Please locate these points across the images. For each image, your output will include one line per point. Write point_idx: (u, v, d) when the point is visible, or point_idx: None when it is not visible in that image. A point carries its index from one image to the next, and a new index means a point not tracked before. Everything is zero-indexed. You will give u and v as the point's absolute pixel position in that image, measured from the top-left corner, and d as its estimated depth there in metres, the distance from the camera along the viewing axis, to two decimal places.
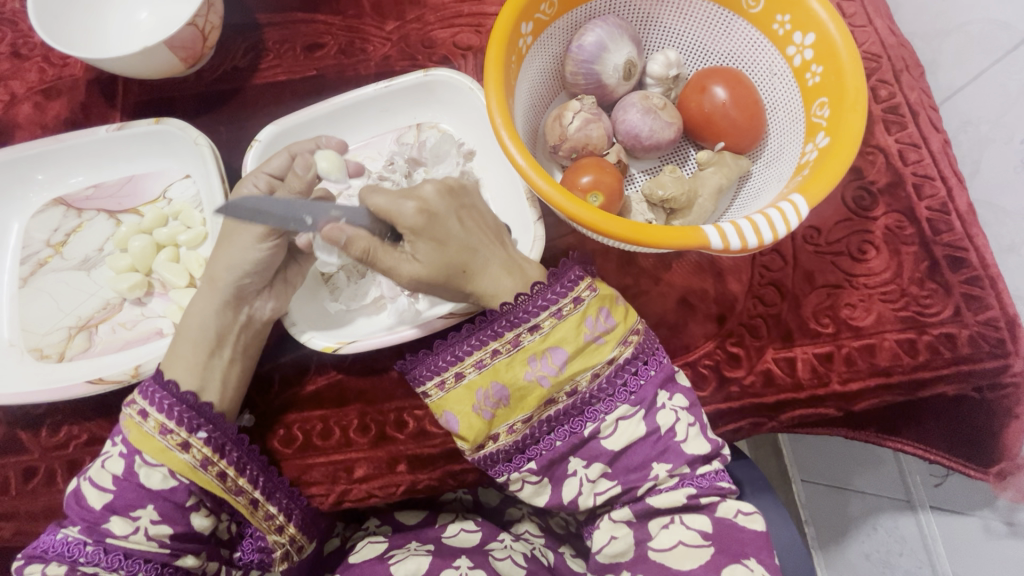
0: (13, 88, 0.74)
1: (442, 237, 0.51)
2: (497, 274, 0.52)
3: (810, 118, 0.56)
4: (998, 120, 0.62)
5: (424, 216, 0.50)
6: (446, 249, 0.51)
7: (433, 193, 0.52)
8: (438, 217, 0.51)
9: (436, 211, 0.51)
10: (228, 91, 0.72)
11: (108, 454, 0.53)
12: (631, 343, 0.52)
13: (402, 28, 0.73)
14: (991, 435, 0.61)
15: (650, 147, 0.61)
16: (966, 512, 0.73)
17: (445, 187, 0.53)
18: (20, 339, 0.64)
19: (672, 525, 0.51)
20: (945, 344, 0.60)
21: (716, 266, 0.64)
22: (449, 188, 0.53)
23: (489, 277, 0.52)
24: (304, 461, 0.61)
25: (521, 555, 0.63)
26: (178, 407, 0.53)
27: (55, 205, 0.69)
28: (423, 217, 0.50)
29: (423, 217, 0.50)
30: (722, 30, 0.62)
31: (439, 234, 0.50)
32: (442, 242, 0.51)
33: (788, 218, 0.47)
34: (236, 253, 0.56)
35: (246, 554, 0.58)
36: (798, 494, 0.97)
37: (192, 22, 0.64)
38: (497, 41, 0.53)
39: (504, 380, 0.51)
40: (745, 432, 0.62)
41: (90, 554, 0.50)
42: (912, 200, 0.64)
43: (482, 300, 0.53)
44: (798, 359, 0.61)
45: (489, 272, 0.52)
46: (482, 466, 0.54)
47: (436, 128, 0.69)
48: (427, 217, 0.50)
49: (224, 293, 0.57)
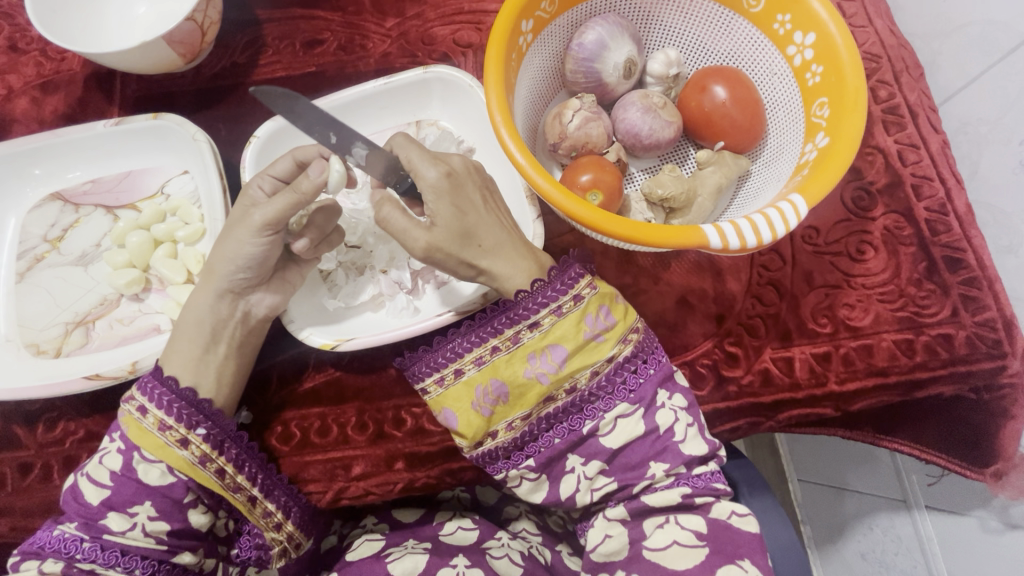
0: (10, 82, 0.73)
1: (465, 207, 0.51)
2: (512, 255, 0.52)
3: (809, 118, 0.56)
4: (997, 122, 0.62)
5: (450, 183, 0.50)
6: (465, 218, 0.51)
7: (460, 165, 0.53)
8: (462, 186, 0.51)
9: (463, 181, 0.51)
10: (226, 87, 0.72)
11: (106, 450, 0.53)
12: (631, 341, 0.52)
13: (402, 25, 0.73)
14: (988, 434, 0.61)
15: (649, 146, 0.61)
16: (962, 512, 0.73)
17: (472, 166, 0.53)
18: (17, 335, 0.64)
19: (667, 525, 0.51)
20: (942, 344, 0.60)
21: (714, 265, 0.64)
22: (476, 166, 0.54)
23: (503, 257, 0.52)
24: (302, 458, 0.61)
25: (518, 553, 0.63)
26: (177, 403, 0.53)
27: (52, 201, 0.69)
28: (448, 183, 0.50)
29: (448, 182, 0.50)
30: (722, 29, 0.62)
31: (461, 203, 0.51)
32: (464, 212, 0.50)
33: (788, 218, 0.47)
34: (230, 246, 0.55)
35: (243, 551, 0.57)
36: (795, 493, 0.99)
37: (191, 17, 0.63)
38: (498, 38, 0.53)
39: (504, 378, 0.51)
40: (743, 432, 0.63)
41: (86, 550, 0.50)
42: (910, 200, 0.64)
43: (494, 278, 0.53)
44: (796, 359, 0.61)
45: (505, 252, 0.52)
46: (480, 463, 0.54)
47: (436, 126, 0.69)
48: (452, 185, 0.50)
49: (218, 287, 0.56)
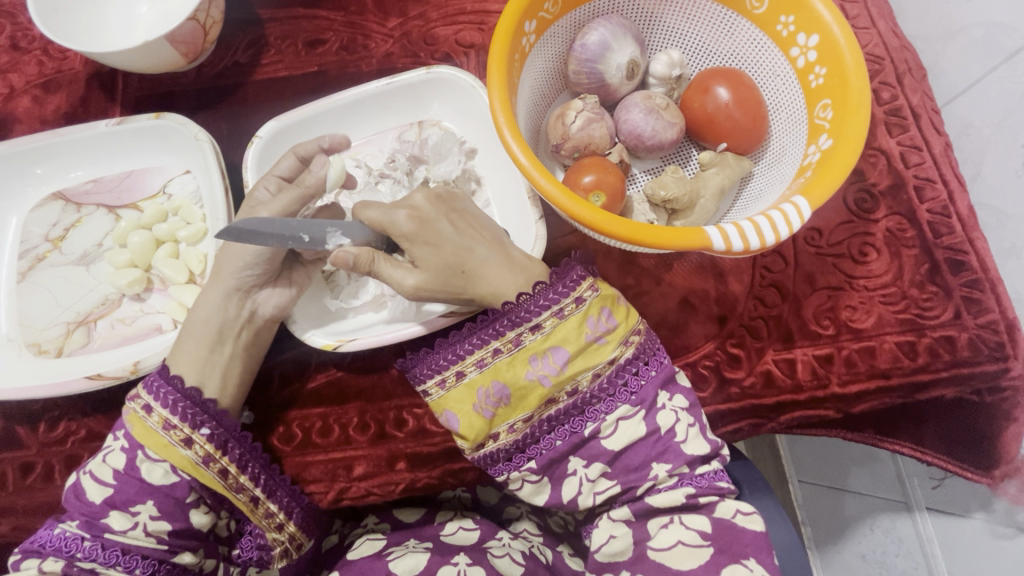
0: (11, 81, 0.73)
1: (437, 241, 0.52)
2: (497, 272, 0.53)
3: (813, 120, 0.56)
4: (1000, 124, 0.62)
5: (416, 224, 0.52)
6: (440, 252, 0.52)
7: (423, 200, 0.54)
8: (429, 222, 0.53)
9: (429, 216, 0.53)
10: (228, 86, 0.72)
11: (110, 448, 0.53)
12: (632, 343, 0.53)
13: (405, 25, 0.73)
14: (989, 436, 0.61)
15: (652, 146, 0.61)
16: (962, 513, 0.73)
17: (436, 197, 0.55)
18: (18, 334, 0.64)
19: (672, 525, 0.51)
20: (944, 346, 0.60)
21: (717, 266, 0.64)
22: (441, 196, 0.55)
23: (491, 277, 0.53)
24: (304, 457, 0.61)
25: (520, 553, 0.63)
26: (182, 403, 0.53)
27: (54, 200, 0.69)
28: (413, 225, 0.52)
29: (414, 224, 0.52)
30: (725, 30, 0.62)
31: (431, 238, 0.52)
32: (437, 245, 0.52)
33: (790, 220, 0.47)
34: (238, 244, 0.57)
35: (245, 552, 0.57)
36: (795, 494, 0.99)
37: (193, 17, 0.63)
38: (500, 39, 0.53)
39: (506, 380, 0.51)
40: (746, 433, 0.63)
41: (87, 549, 0.50)
42: (913, 202, 0.64)
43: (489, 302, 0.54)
44: (798, 360, 0.61)
45: (491, 271, 0.53)
46: (482, 464, 0.53)
47: (438, 127, 0.69)
48: (419, 224, 0.52)
49: (227, 287, 0.58)
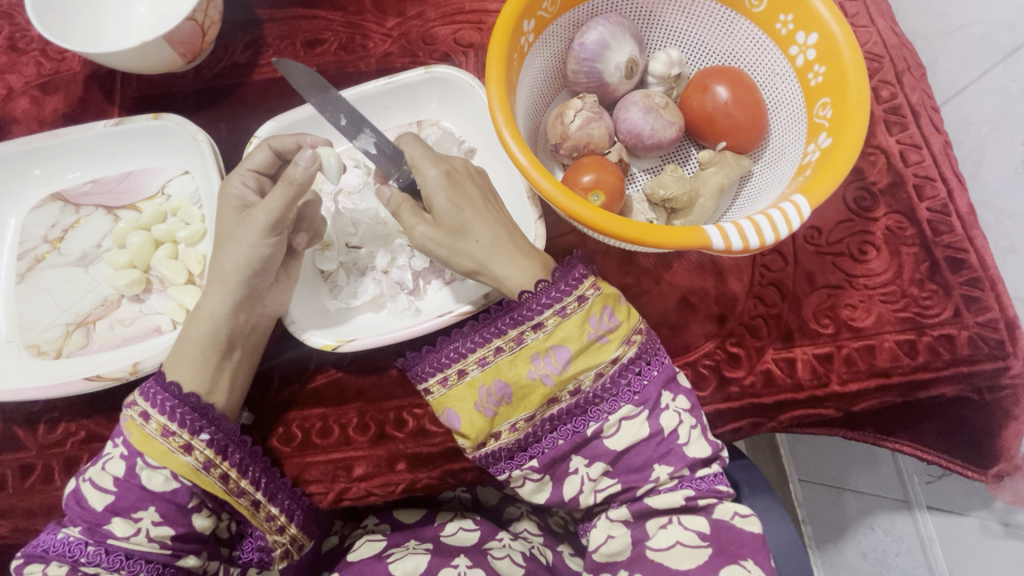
0: (10, 82, 0.73)
1: (461, 204, 0.52)
2: (512, 253, 0.52)
3: (812, 119, 0.56)
4: (999, 122, 0.62)
5: (448, 181, 0.52)
6: (461, 214, 0.52)
7: (462, 166, 0.54)
8: (460, 183, 0.53)
9: (462, 179, 0.53)
10: (227, 87, 0.72)
11: (109, 456, 0.53)
12: (634, 342, 0.52)
13: (403, 24, 0.72)
14: (989, 435, 0.61)
15: (651, 146, 0.61)
16: (961, 512, 0.73)
17: (473, 168, 0.55)
18: (18, 336, 0.63)
19: (670, 526, 0.51)
20: (944, 345, 0.60)
21: (717, 265, 0.64)
22: (477, 169, 0.55)
23: (503, 254, 0.52)
24: (304, 459, 0.60)
25: (520, 554, 0.63)
26: (181, 409, 0.53)
27: (52, 201, 0.69)
28: (446, 181, 0.52)
29: (447, 181, 0.52)
30: (724, 29, 0.62)
31: (458, 199, 0.52)
32: (460, 208, 0.52)
33: (790, 219, 0.47)
34: (239, 251, 0.55)
35: (246, 553, 0.57)
36: (796, 493, 0.99)
37: (192, 17, 0.63)
38: (498, 39, 0.52)
39: (507, 379, 0.51)
40: (746, 432, 0.62)
41: (91, 554, 0.50)
42: (912, 201, 0.64)
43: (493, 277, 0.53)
44: (798, 359, 0.61)
45: (502, 249, 0.52)
46: (483, 464, 0.53)
47: (437, 126, 0.69)
48: (450, 182, 0.52)
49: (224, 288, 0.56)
